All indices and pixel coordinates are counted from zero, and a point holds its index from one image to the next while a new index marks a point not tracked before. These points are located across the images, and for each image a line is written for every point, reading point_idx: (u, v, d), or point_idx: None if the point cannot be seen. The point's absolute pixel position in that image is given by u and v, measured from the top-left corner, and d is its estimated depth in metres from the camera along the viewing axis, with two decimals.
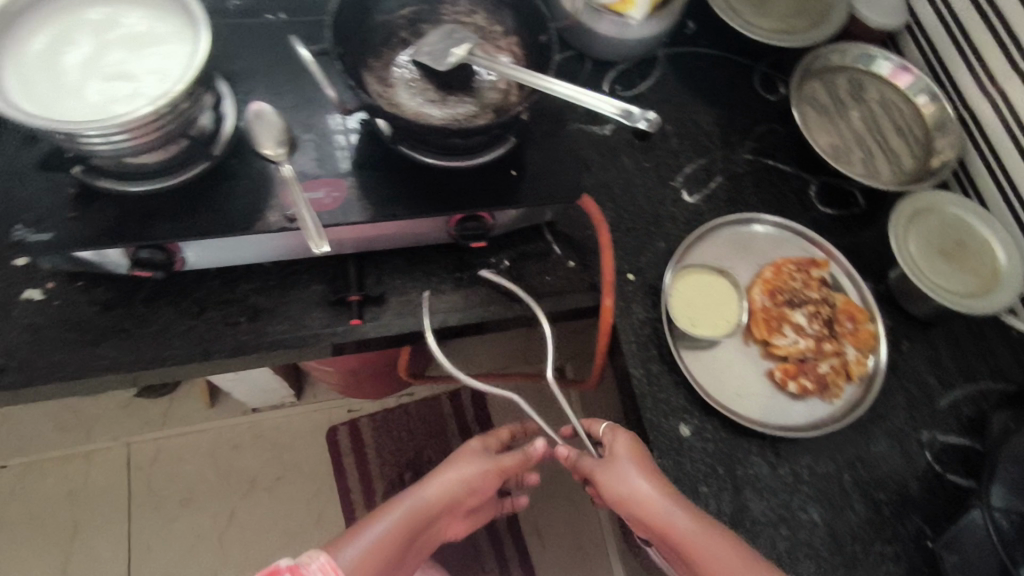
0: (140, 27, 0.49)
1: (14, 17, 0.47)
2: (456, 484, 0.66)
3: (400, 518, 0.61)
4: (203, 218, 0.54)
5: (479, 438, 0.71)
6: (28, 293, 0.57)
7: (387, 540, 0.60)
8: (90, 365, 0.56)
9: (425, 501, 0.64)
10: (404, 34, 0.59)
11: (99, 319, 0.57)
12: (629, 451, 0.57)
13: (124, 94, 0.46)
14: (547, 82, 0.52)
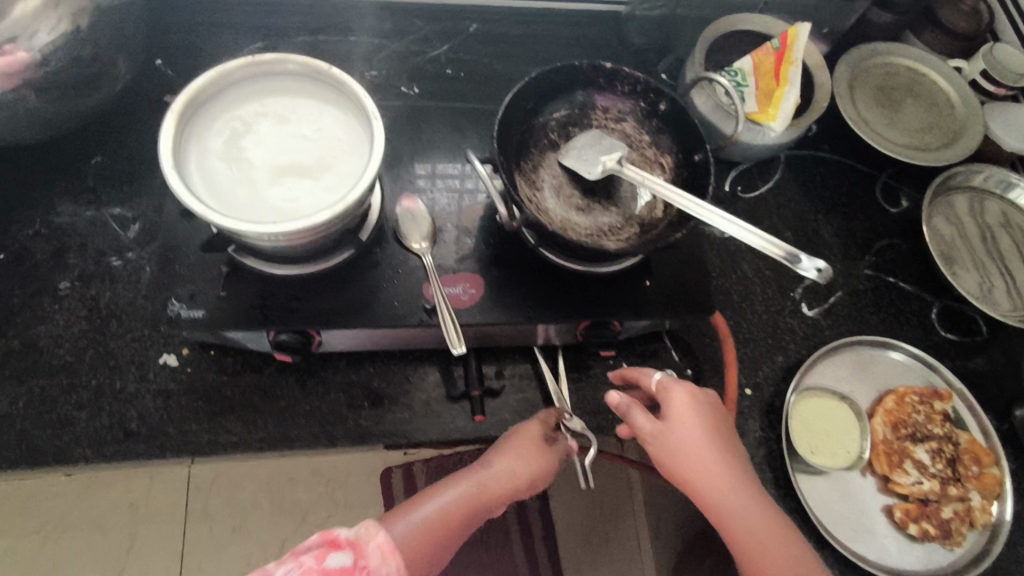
0: (318, 125, 0.51)
1: (203, 107, 0.49)
2: (497, 472, 0.55)
3: (442, 507, 0.53)
4: (347, 308, 0.55)
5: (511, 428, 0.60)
6: (164, 358, 0.58)
7: (436, 529, 0.52)
8: (219, 437, 0.57)
9: (466, 493, 0.54)
10: (553, 136, 0.58)
11: (227, 390, 0.58)
12: (693, 421, 0.54)
13: (302, 195, 0.48)
14: (706, 211, 0.50)
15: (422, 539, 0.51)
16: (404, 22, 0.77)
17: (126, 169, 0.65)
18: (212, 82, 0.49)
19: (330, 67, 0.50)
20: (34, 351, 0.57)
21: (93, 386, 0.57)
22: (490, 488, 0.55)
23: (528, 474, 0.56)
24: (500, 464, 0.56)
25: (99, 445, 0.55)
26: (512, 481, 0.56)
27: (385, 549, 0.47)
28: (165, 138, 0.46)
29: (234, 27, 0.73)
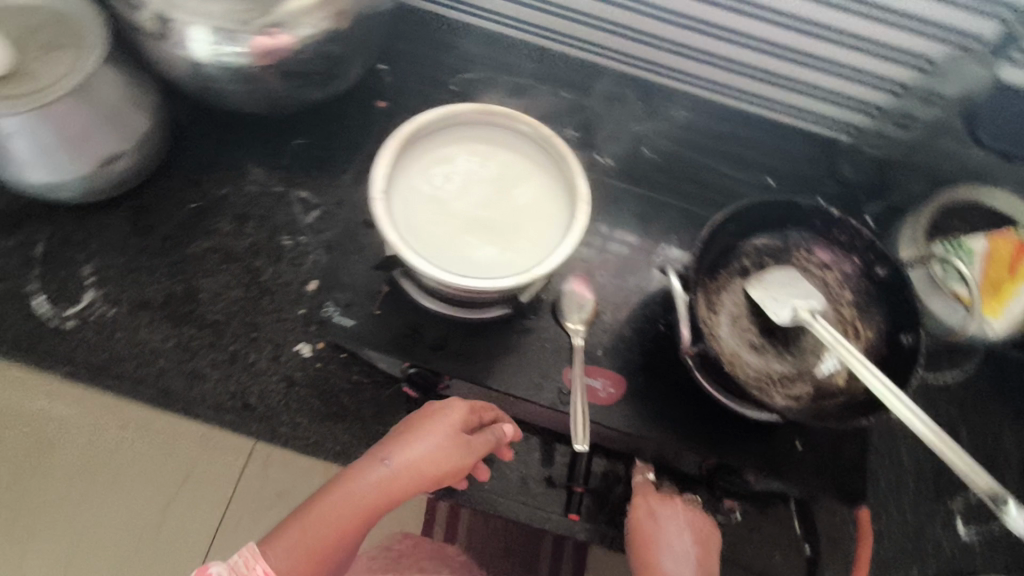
0: (523, 190, 0.50)
1: (425, 141, 0.51)
2: (399, 469, 0.48)
3: (329, 516, 0.46)
4: (483, 364, 0.55)
5: (416, 413, 0.51)
6: (300, 346, 0.60)
7: (329, 542, 0.45)
8: (325, 441, 0.57)
9: (361, 499, 0.46)
10: (746, 262, 0.55)
11: (344, 398, 0.58)
12: (658, 534, 0.54)
13: (487, 254, 0.47)
14: (900, 407, 0.44)
15: (306, 563, 0.44)
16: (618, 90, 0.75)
17: (322, 156, 0.68)
18: (439, 120, 0.50)
19: (555, 137, 0.50)
20: (193, 301, 0.61)
21: (232, 350, 0.59)
22: (392, 490, 0.47)
23: (437, 473, 0.49)
24: (404, 461, 0.48)
25: (218, 408, 0.57)
26: (421, 479, 0.48)
27: None
28: (384, 163, 0.47)
29: (458, 55, 0.74)
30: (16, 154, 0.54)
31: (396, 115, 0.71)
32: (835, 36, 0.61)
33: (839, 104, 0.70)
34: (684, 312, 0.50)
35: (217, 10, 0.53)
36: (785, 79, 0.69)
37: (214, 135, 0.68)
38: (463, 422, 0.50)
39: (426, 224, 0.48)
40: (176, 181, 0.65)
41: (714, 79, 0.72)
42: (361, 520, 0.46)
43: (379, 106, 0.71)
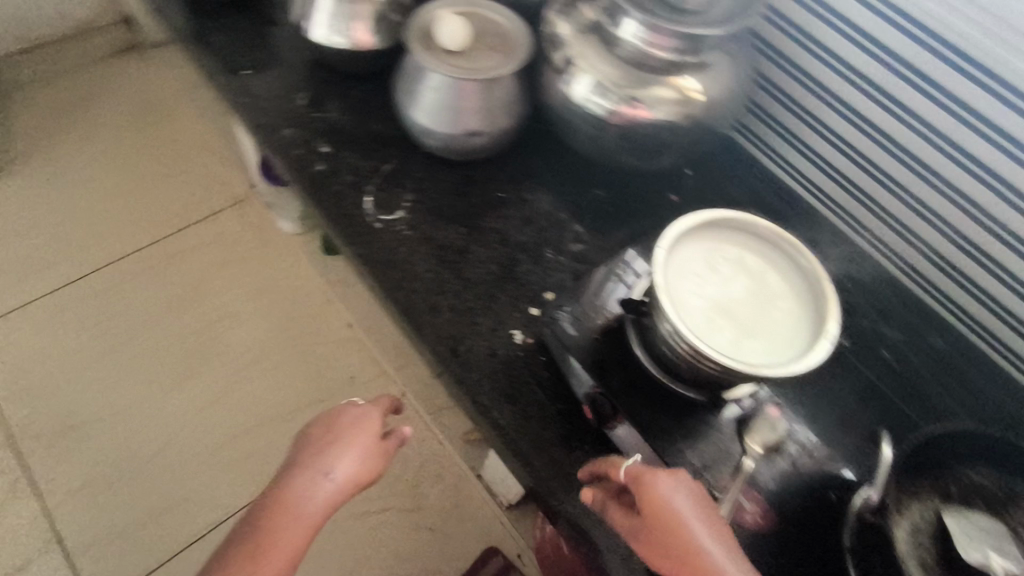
0: (775, 304, 0.55)
1: (715, 226, 0.58)
2: (353, 468, 0.67)
3: (288, 523, 0.64)
4: (657, 426, 0.59)
5: (345, 423, 0.70)
6: (515, 332, 0.69)
7: (289, 547, 0.63)
8: (489, 411, 0.64)
9: (309, 507, 0.64)
10: (951, 486, 0.54)
11: (525, 390, 0.66)
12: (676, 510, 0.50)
13: (720, 336, 0.53)
14: None
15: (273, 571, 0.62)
16: (882, 291, 0.76)
17: (610, 208, 0.80)
18: (740, 218, 0.58)
19: (827, 278, 0.54)
20: (463, 257, 0.73)
21: (467, 305, 0.70)
22: (348, 483, 0.66)
23: (375, 464, 0.68)
24: (342, 473, 0.66)
25: (438, 340, 0.68)
26: (367, 469, 0.68)
27: None
28: (687, 225, 0.56)
29: (753, 194, 0.83)
30: (422, 98, 0.74)
31: (680, 211, 0.80)
32: None
33: None
34: (881, 476, 0.50)
35: (606, 72, 0.72)
36: None
37: (538, 155, 0.82)
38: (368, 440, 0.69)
39: (684, 285, 0.55)
40: (495, 171, 0.80)
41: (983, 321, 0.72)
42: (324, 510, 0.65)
43: (670, 198, 0.81)
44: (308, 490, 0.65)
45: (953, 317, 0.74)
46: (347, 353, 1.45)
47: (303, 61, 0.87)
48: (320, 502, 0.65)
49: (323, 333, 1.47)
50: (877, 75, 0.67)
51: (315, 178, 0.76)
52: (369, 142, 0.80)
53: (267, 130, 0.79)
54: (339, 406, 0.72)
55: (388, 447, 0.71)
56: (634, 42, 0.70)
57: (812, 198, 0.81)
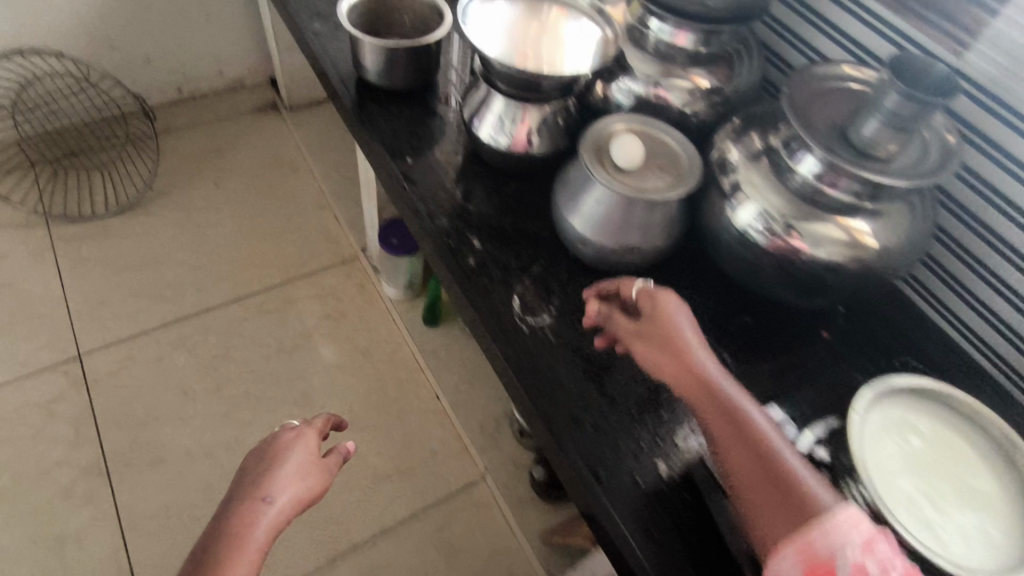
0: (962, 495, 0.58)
1: (912, 404, 0.63)
2: (294, 493, 0.73)
3: (244, 527, 0.67)
4: None
5: (276, 442, 0.78)
6: (660, 462, 0.66)
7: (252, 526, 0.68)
8: (631, 548, 0.61)
9: (260, 514, 0.69)
10: None
11: (666, 532, 0.62)
12: (677, 309, 0.68)
13: (909, 513, 0.56)
14: None
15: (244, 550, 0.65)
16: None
17: (759, 339, 0.76)
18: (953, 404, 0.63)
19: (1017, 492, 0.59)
20: (606, 372, 0.72)
21: (609, 425, 0.68)
22: (292, 500, 0.72)
23: (316, 482, 0.75)
24: (281, 467, 0.74)
25: (577, 458, 0.65)
26: (311, 488, 0.74)
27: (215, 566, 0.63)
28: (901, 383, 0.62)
29: (910, 340, 0.78)
30: (583, 207, 0.74)
31: (834, 351, 0.76)
32: None
33: None
34: None
35: (774, 202, 0.71)
36: None
37: (686, 271, 0.81)
38: (305, 437, 0.79)
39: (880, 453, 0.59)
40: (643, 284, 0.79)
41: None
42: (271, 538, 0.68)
43: (821, 335, 0.78)
44: (252, 492, 0.71)
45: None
46: (432, 427, 1.44)
47: (462, 155, 0.90)
48: (269, 506, 0.70)
49: (410, 403, 1.47)
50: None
51: (467, 272, 0.77)
52: (519, 241, 0.81)
53: (424, 217, 0.82)
54: (261, 442, 0.80)
55: (328, 468, 0.78)
56: (807, 176, 0.69)
57: (980, 356, 0.76)
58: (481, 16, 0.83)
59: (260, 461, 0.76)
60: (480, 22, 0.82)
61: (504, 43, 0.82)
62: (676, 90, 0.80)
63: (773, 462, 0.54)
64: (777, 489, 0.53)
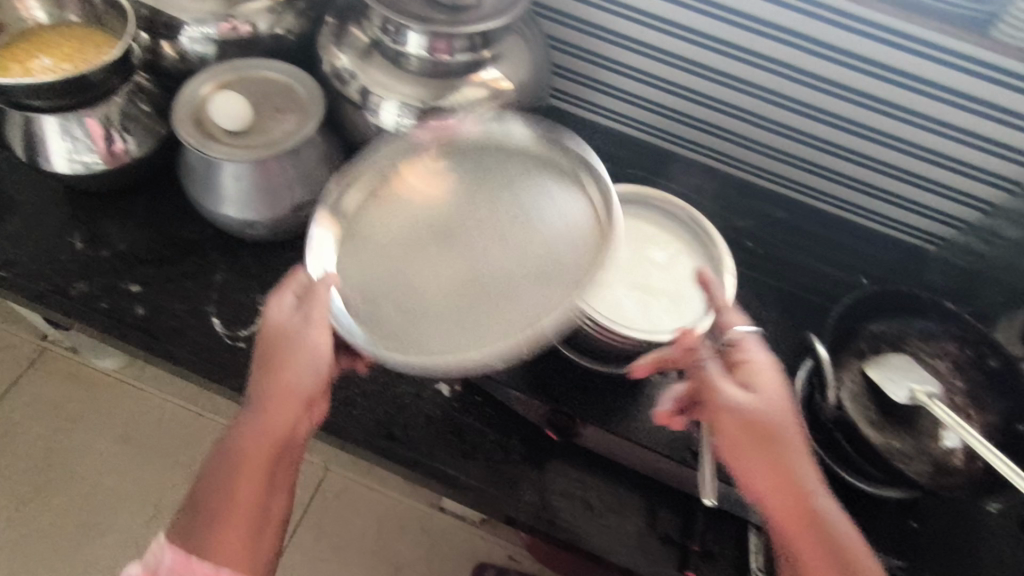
0: (663, 266, 0.57)
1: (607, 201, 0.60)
2: (293, 415, 0.54)
3: (280, 400, 0.53)
4: (622, 413, 0.59)
5: (278, 348, 0.55)
6: (440, 386, 0.65)
7: (251, 440, 0.52)
8: (457, 478, 0.61)
9: (291, 394, 0.54)
10: (862, 345, 0.60)
11: (485, 441, 0.63)
12: (775, 416, 0.48)
13: (631, 306, 0.55)
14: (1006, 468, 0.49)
15: (260, 456, 0.52)
16: (740, 197, 0.84)
17: None
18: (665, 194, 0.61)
19: (707, 224, 0.58)
20: None
21: (379, 383, 0.65)
22: (280, 433, 0.53)
23: (323, 369, 0.54)
24: (280, 385, 0.54)
25: (370, 436, 0.62)
26: (307, 393, 0.54)
27: (253, 442, 0.52)
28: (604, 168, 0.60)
29: (591, 148, 0.84)
30: (224, 193, 0.63)
31: None
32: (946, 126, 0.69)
33: (929, 219, 0.81)
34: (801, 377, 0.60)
35: (409, 91, 0.65)
36: (886, 194, 0.80)
37: None
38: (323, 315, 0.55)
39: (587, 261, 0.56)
40: None
41: (819, 188, 0.83)
42: (273, 495, 0.53)
43: None
44: (237, 440, 0.52)
45: (793, 192, 0.85)
46: None
47: (50, 195, 0.71)
48: (252, 478, 0.51)
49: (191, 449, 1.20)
50: (711, 28, 0.71)
51: (145, 323, 0.65)
52: (184, 259, 0.69)
53: (56, 293, 0.66)
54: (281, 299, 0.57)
55: (321, 368, 0.54)
56: (422, 57, 0.64)
57: (647, 135, 0.85)
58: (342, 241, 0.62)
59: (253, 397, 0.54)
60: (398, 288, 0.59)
61: (446, 271, 0.59)
62: (209, 24, 0.67)
63: (796, 484, 0.46)
64: (797, 521, 0.46)
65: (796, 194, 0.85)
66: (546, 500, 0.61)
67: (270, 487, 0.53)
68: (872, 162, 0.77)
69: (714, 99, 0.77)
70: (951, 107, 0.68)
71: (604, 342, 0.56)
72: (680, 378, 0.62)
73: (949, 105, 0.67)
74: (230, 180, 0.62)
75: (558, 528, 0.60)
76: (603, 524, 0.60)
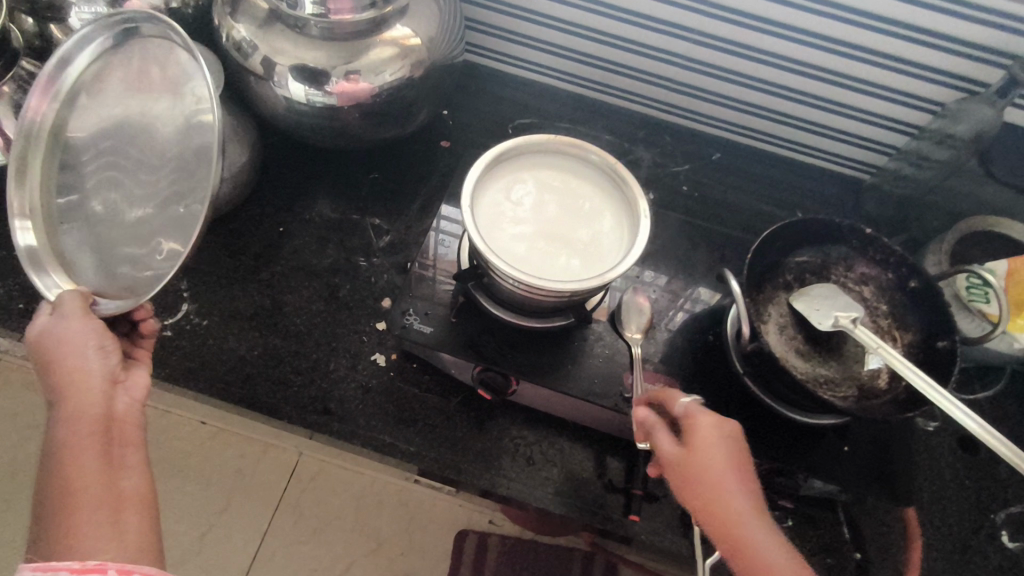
0: (579, 219, 0.56)
1: (524, 156, 0.59)
2: (99, 382, 0.48)
3: (72, 386, 0.47)
4: (554, 365, 0.59)
5: (47, 350, 0.48)
6: (375, 356, 0.64)
7: (65, 432, 0.46)
8: (397, 445, 0.61)
9: (79, 377, 0.47)
10: (788, 277, 0.60)
11: (422, 405, 0.62)
12: (727, 465, 0.46)
13: (543, 257, 0.54)
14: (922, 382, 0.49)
15: (89, 441, 0.46)
16: (674, 141, 0.85)
17: (395, 187, 0.75)
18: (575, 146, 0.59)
19: (624, 172, 0.57)
20: (279, 312, 0.66)
21: (312, 358, 0.64)
22: (99, 403, 0.47)
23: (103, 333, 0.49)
24: (69, 369, 0.47)
25: (301, 411, 0.61)
26: (95, 369, 0.48)
27: (76, 430, 0.46)
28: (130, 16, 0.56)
29: (523, 104, 0.84)
30: None
31: (459, 153, 0.78)
32: (861, 50, 0.69)
33: (860, 147, 0.80)
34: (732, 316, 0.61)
35: (316, 57, 0.63)
36: (816, 125, 0.80)
37: (298, 168, 0.75)
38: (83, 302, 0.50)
39: (497, 215, 0.55)
40: (263, 209, 0.72)
41: (749, 125, 0.84)
42: (119, 472, 0.46)
43: (442, 145, 0.78)
44: (56, 437, 0.46)
45: (723, 131, 0.86)
46: None
47: None
48: (84, 457, 0.45)
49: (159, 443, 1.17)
50: None
51: None
52: None
53: None
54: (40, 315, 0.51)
55: (104, 342, 0.49)
56: (317, 16, 0.61)
57: (576, 87, 0.86)
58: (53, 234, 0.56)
59: (50, 402, 0.47)
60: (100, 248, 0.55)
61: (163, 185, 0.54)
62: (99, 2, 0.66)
63: (727, 515, 0.44)
64: (730, 541, 0.43)
65: (729, 133, 0.86)
66: (487, 458, 0.61)
67: (112, 462, 0.46)
68: (798, 93, 0.77)
69: (639, 44, 0.77)
70: (867, 31, 0.67)
71: (525, 297, 0.56)
72: (610, 326, 0.61)
73: (866, 29, 0.66)
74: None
75: (501, 485, 0.60)
76: (545, 476, 0.61)
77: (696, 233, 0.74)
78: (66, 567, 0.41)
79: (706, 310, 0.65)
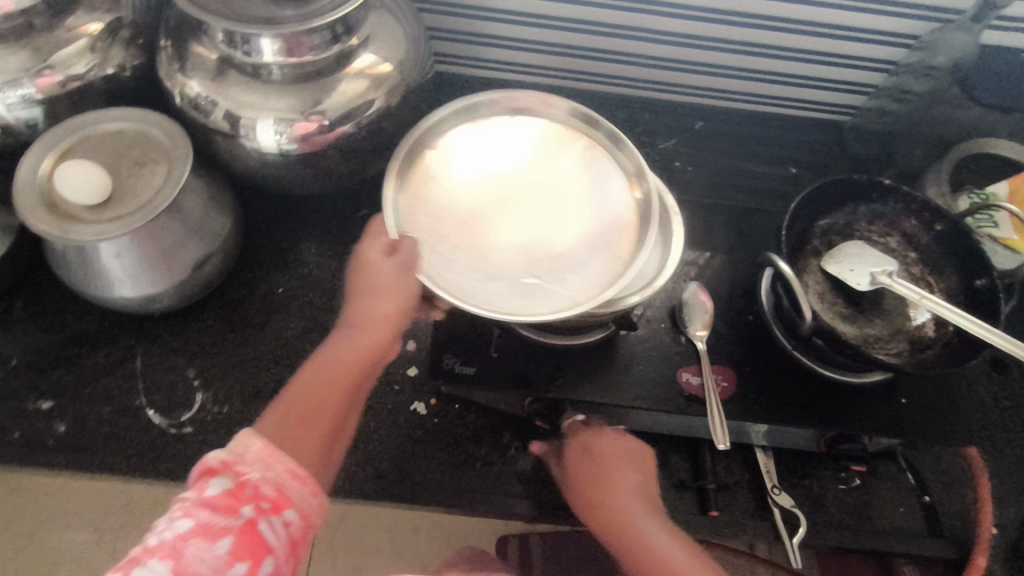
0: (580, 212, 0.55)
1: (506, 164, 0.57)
2: (388, 339, 0.51)
3: (375, 325, 0.50)
4: (605, 378, 0.57)
5: (364, 268, 0.50)
6: (415, 405, 0.61)
7: (346, 363, 0.48)
8: (460, 491, 0.58)
9: (378, 322, 0.50)
10: (816, 242, 0.60)
11: (477, 445, 0.60)
12: (611, 463, 0.54)
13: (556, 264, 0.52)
14: (978, 326, 0.48)
15: (346, 386, 0.48)
16: (654, 117, 0.83)
17: None
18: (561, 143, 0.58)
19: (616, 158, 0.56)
20: None
21: None
22: (370, 354, 0.50)
23: (411, 300, 0.49)
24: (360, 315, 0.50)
25: (354, 480, 0.58)
26: (390, 329, 0.50)
27: (361, 362, 0.49)
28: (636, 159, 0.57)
29: None
30: (111, 273, 0.55)
31: None
32: None
33: (840, 90, 0.80)
34: (767, 291, 0.61)
35: (281, 103, 0.58)
36: (797, 76, 0.79)
37: (281, 220, 0.70)
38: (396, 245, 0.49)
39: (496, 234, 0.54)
40: (257, 271, 0.67)
41: (728, 88, 0.82)
42: (344, 421, 0.48)
43: None
44: (341, 351, 0.49)
45: (700, 98, 0.84)
46: None
47: None
48: (344, 396, 0.48)
49: None
50: None
51: (71, 440, 0.58)
52: (89, 353, 0.61)
53: None
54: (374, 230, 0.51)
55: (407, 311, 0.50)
56: (280, 62, 0.56)
57: (548, 78, 0.83)
58: (413, 208, 0.52)
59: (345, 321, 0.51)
60: (455, 262, 0.51)
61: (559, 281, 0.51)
62: (25, 83, 0.56)
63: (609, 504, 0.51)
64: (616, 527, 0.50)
65: (708, 98, 0.84)
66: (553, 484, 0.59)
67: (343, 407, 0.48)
68: (775, 48, 0.75)
69: (609, 25, 0.74)
70: None
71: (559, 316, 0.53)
72: (674, 325, 0.61)
73: None
74: (111, 259, 0.54)
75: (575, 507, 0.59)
76: None
77: (703, 208, 0.73)
78: (271, 479, 0.40)
79: (735, 289, 0.65)
